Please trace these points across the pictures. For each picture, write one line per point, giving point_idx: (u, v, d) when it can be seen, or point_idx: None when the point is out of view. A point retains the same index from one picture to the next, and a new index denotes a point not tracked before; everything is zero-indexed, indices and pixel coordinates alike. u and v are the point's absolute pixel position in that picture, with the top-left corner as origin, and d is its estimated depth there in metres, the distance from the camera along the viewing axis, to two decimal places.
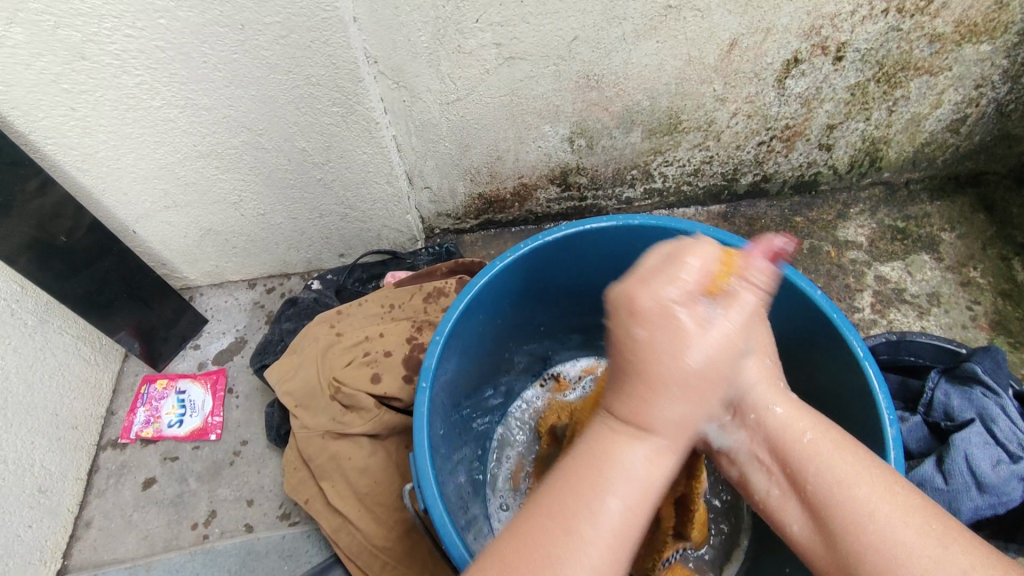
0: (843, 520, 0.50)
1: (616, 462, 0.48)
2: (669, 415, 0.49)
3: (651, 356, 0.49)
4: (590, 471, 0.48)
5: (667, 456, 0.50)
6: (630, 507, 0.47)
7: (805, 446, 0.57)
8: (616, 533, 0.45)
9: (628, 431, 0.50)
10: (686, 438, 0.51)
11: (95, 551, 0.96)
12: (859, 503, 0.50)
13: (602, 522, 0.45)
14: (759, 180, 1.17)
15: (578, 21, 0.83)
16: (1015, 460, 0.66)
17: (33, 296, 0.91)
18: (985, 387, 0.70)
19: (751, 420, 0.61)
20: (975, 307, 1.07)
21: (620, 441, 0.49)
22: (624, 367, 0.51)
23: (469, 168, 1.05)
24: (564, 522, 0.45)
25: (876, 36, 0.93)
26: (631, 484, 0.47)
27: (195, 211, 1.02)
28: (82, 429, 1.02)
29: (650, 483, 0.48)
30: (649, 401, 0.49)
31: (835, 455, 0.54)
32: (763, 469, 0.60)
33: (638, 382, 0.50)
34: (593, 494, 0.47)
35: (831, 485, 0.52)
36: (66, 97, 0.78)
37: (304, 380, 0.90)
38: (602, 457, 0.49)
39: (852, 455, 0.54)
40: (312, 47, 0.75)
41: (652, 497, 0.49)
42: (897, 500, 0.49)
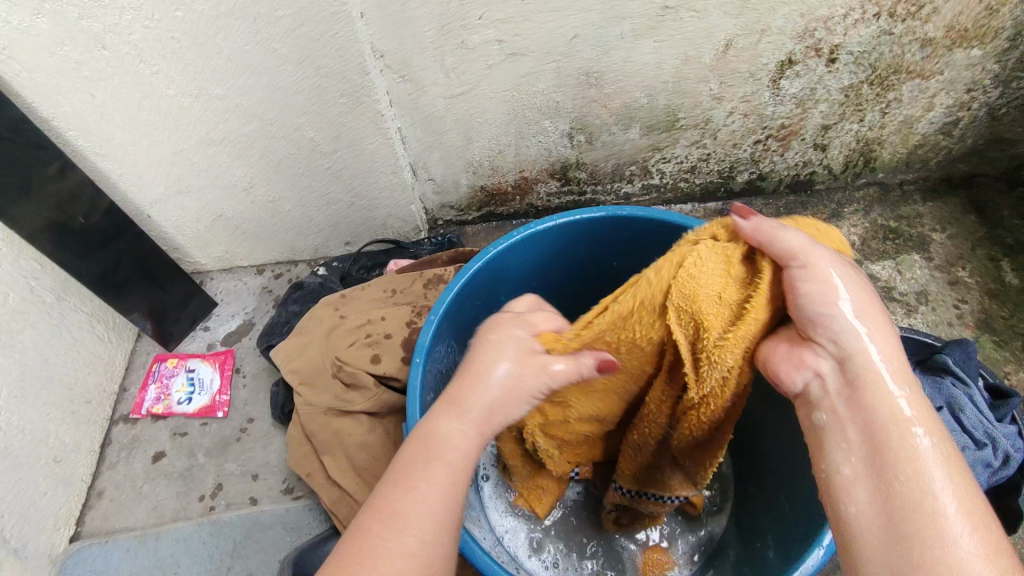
0: (914, 519, 0.41)
1: (438, 453, 0.52)
2: (489, 397, 0.54)
3: (484, 354, 0.57)
4: (409, 466, 0.51)
5: (478, 434, 0.53)
6: (438, 505, 0.49)
7: (891, 416, 0.46)
8: (431, 525, 0.48)
9: (448, 406, 0.54)
10: (490, 429, 0.54)
11: (106, 519, 1.00)
12: (941, 510, 0.41)
13: (413, 514, 0.48)
14: (755, 178, 1.20)
15: (578, 20, 0.86)
16: (980, 447, 0.71)
17: (52, 274, 0.96)
18: (956, 378, 0.75)
19: (847, 390, 0.48)
20: (961, 306, 1.10)
21: (436, 424, 0.53)
22: (460, 378, 0.56)
23: (471, 161, 1.09)
24: (382, 515, 0.48)
25: (868, 40, 0.96)
26: (449, 468, 0.51)
27: (206, 197, 1.06)
28: (96, 403, 1.07)
29: (467, 459, 0.52)
30: (458, 392, 0.55)
31: (945, 480, 0.43)
32: (840, 441, 0.47)
33: (467, 374, 0.56)
34: (401, 490, 0.49)
35: (910, 488, 0.42)
36: (88, 85, 0.82)
37: (309, 359, 0.94)
38: (423, 442, 0.53)
39: (955, 475, 0.43)
40: (323, 41, 0.79)
41: (468, 473, 0.52)
42: (978, 520, 0.41)
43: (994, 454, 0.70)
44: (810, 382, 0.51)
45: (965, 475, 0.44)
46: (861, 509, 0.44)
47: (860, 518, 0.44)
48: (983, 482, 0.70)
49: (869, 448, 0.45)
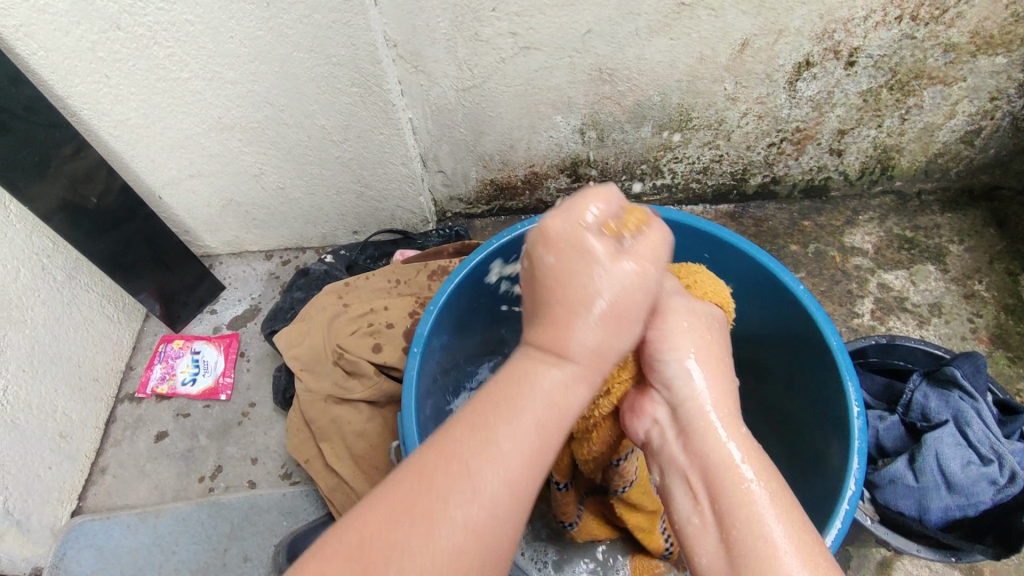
0: (757, 547, 0.47)
1: (529, 389, 0.46)
2: (586, 338, 0.47)
3: (565, 285, 0.48)
4: (496, 406, 0.45)
5: (585, 383, 0.48)
6: (523, 463, 0.44)
7: (726, 463, 0.52)
8: (508, 487, 0.43)
9: (545, 357, 0.48)
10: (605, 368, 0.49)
11: (108, 496, 1.02)
12: (776, 548, 0.46)
13: (489, 467, 0.43)
14: (769, 182, 1.18)
15: (592, 15, 0.85)
16: (986, 463, 0.69)
17: (64, 252, 0.97)
18: (964, 391, 0.73)
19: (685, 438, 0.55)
20: (976, 320, 1.07)
21: (537, 374, 0.47)
22: (541, 300, 0.49)
23: (482, 154, 1.09)
24: (455, 466, 0.43)
25: (889, 43, 0.94)
26: (543, 409, 0.46)
27: (217, 181, 1.06)
28: (102, 381, 1.08)
29: (565, 404, 0.46)
30: (557, 337, 0.48)
31: (776, 518, 0.48)
32: (683, 481, 0.54)
33: (557, 313, 0.48)
34: (481, 440, 0.44)
35: (743, 520, 0.48)
36: (103, 65, 0.83)
37: (311, 346, 0.94)
38: (515, 378, 0.47)
39: (799, 535, 0.47)
40: (335, 28, 0.79)
41: (562, 426, 0.47)
42: (797, 538, 0.47)
43: (1000, 470, 0.68)
44: (653, 429, 0.59)
45: (808, 533, 0.48)
46: (710, 548, 0.49)
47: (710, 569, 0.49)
48: (992, 501, 0.68)
49: (706, 482, 0.52)
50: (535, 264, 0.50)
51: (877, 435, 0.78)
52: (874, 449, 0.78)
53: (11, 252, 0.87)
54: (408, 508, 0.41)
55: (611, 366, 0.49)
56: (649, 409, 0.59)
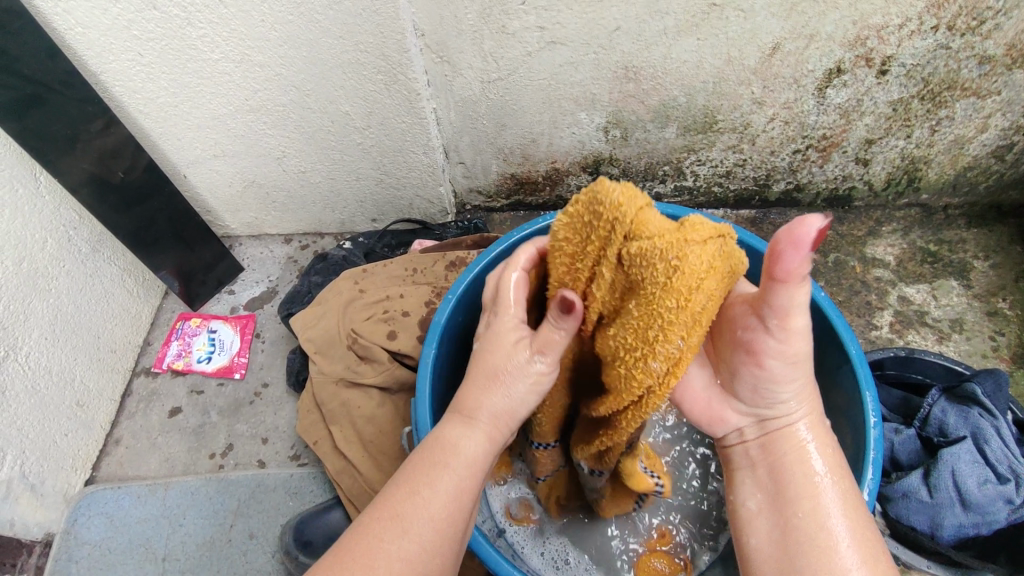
0: (807, 525, 0.51)
1: (456, 454, 0.53)
2: (476, 428, 0.54)
3: (482, 370, 0.56)
4: (421, 467, 0.52)
5: (490, 439, 0.55)
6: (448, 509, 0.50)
7: (804, 471, 0.55)
8: (444, 519, 0.50)
9: (462, 419, 0.55)
10: (501, 431, 0.55)
11: (120, 467, 1.04)
12: (836, 540, 0.50)
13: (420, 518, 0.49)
14: (791, 189, 1.17)
15: (621, 11, 0.85)
16: (1003, 482, 0.68)
17: (88, 225, 0.99)
18: (983, 409, 0.73)
19: (765, 444, 0.57)
20: (997, 338, 1.05)
21: (448, 429, 0.55)
22: (471, 379, 0.57)
23: (503, 148, 1.09)
24: (391, 511, 0.49)
25: (922, 53, 0.92)
26: (467, 467, 0.53)
27: (241, 162, 1.08)
28: (120, 354, 1.10)
29: (477, 462, 0.53)
30: (478, 401, 0.55)
31: (837, 515, 0.51)
32: (752, 478, 0.58)
33: (477, 382, 0.56)
34: (425, 482, 0.51)
35: (807, 522, 0.51)
36: (135, 43, 0.84)
37: (326, 329, 0.95)
38: (436, 452, 0.53)
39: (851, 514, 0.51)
40: (363, 16, 0.80)
41: (478, 478, 0.54)
42: (860, 539, 0.50)
43: (1017, 490, 0.67)
44: (733, 434, 0.60)
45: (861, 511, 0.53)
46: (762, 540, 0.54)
47: (760, 549, 0.54)
48: (1007, 521, 0.67)
49: (776, 488, 0.55)
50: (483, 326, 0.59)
51: (891, 448, 0.77)
52: (888, 463, 0.77)
53: (38, 221, 0.89)
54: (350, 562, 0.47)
55: (496, 447, 0.55)
56: (727, 417, 0.60)
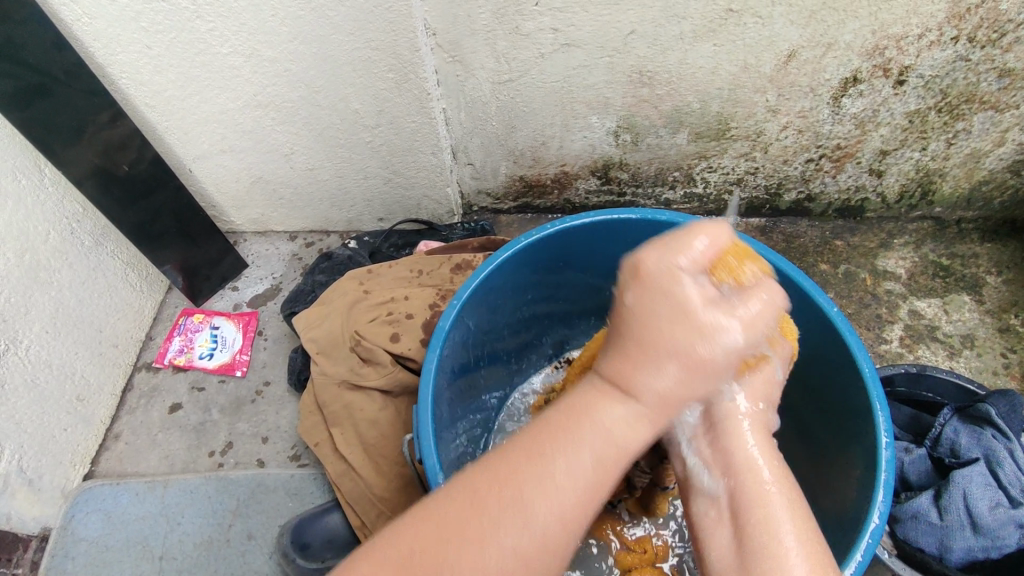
0: (761, 538, 0.44)
1: (594, 425, 0.44)
2: (661, 383, 0.44)
3: (663, 329, 0.44)
4: (542, 450, 0.43)
5: (649, 426, 0.45)
6: (571, 510, 0.42)
7: (752, 467, 0.48)
8: (546, 538, 0.41)
9: (611, 392, 0.45)
10: (665, 418, 0.45)
11: (119, 462, 1.03)
12: (778, 534, 0.44)
13: (517, 527, 0.41)
14: (803, 198, 1.15)
15: (637, 15, 0.83)
16: (1015, 506, 0.67)
17: (92, 218, 0.98)
18: (997, 430, 0.71)
19: (713, 435, 0.50)
20: (1009, 355, 1.04)
21: (602, 403, 0.45)
22: (634, 333, 0.45)
23: (513, 150, 1.07)
24: (512, 489, 0.41)
25: (942, 64, 0.91)
26: (599, 452, 0.43)
27: (248, 158, 1.07)
28: (122, 349, 1.09)
29: (615, 457, 0.43)
30: (620, 374, 0.45)
31: (789, 521, 0.45)
32: (702, 476, 0.50)
33: (631, 350, 0.45)
34: (564, 449, 0.43)
35: (759, 529, 0.45)
36: (144, 36, 0.83)
37: (328, 330, 0.94)
38: (573, 414, 0.45)
39: (796, 508, 0.45)
40: (375, 13, 0.78)
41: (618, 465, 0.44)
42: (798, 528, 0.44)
43: None
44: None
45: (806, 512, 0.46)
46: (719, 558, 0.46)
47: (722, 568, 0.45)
48: (1018, 546, 0.66)
49: (729, 489, 0.48)
50: (634, 288, 0.46)
51: (901, 467, 0.76)
52: (898, 483, 0.76)
53: (41, 213, 0.89)
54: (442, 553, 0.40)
55: (648, 438, 0.45)
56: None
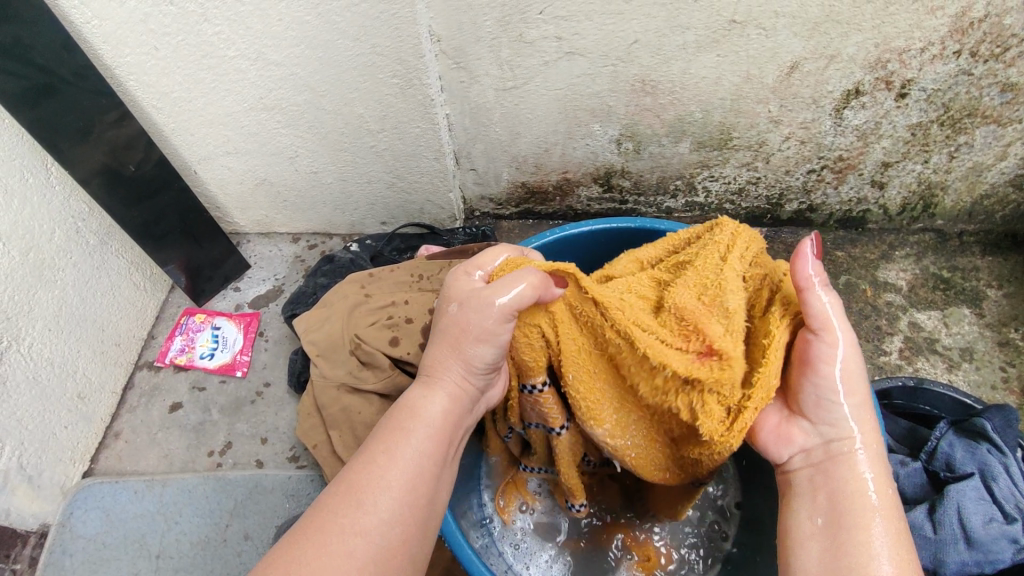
0: (852, 555, 0.49)
1: (418, 417, 0.55)
2: (485, 356, 0.58)
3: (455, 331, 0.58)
4: (389, 432, 0.53)
5: (452, 400, 0.57)
6: (405, 489, 0.51)
7: (861, 494, 0.53)
8: (407, 483, 0.51)
9: (424, 381, 0.59)
10: (463, 390, 0.58)
11: (119, 461, 1.03)
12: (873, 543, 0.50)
13: (397, 472, 0.51)
14: (804, 209, 1.15)
15: (641, 25, 0.84)
16: (1010, 521, 0.67)
17: (97, 218, 0.99)
18: (992, 445, 0.71)
19: (826, 466, 0.55)
20: (1008, 369, 1.04)
21: (412, 395, 0.58)
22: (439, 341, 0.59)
23: (515, 156, 1.08)
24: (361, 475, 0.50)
25: (945, 77, 0.91)
26: (429, 429, 0.55)
27: (253, 161, 1.07)
28: (124, 347, 1.10)
29: (444, 422, 0.56)
30: (435, 362, 0.59)
31: (889, 544, 0.49)
32: (810, 496, 0.55)
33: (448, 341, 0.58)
34: (386, 445, 0.52)
35: (854, 546, 0.50)
36: (152, 38, 0.84)
37: (329, 332, 0.95)
38: (402, 414, 0.55)
39: (895, 531, 0.50)
40: (381, 19, 0.79)
41: (444, 444, 0.55)
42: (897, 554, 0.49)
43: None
44: (798, 456, 0.58)
45: (908, 539, 0.51)
46: (814, 566, 0.51)
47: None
48: (1012, 561, 0.65)
49: (834, 509, 0.53)
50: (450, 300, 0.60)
51: (896, 480, 0.76)
52: (893, 496, 0.76)
53: (47, 213, 0.90)
54: (337, 505, 0.49)
55: (461, 408, 0.58)
56: (793, 437, 0.59)
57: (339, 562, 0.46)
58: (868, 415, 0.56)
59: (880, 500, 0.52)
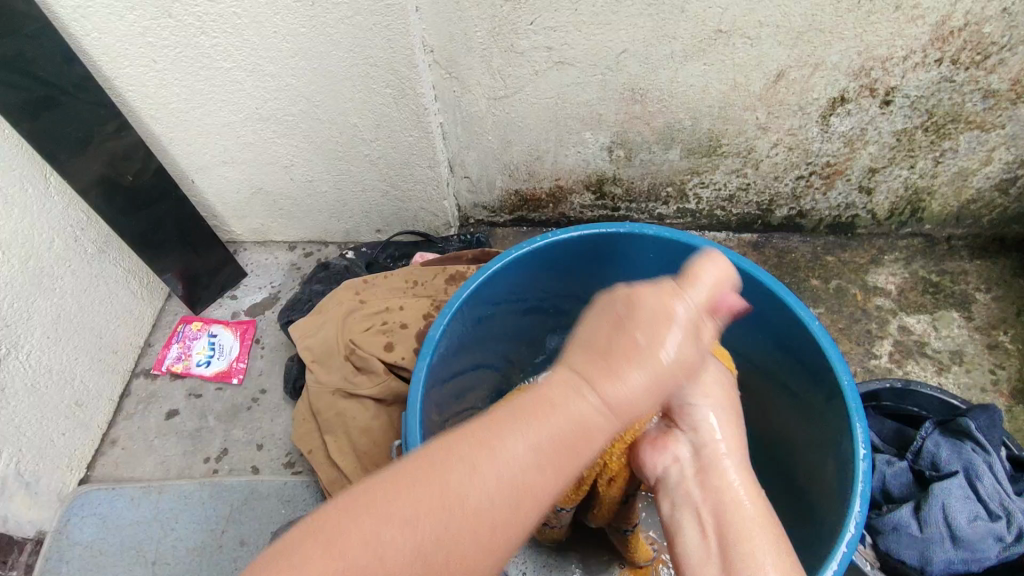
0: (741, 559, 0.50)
1: (557, 414, 0.42)
2: (636, 380, 0.44)
3: (622, 342, 0.45)
4: (513, 422, 0.42)
5: (613, 422, 0.43)
6: (544, 460, 0.41)
7: (738, 500, 0.55)
8: (517, 492, 0.40)
9: (580, 379, 0.44)
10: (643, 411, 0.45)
11: (115, 468, 1.04)
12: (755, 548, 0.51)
13: (489, 485, 0.40)
14: (794, 215, 1.17)
15: (628, 35, 0.86)
16: (994, 519, 0.68)
17: (96, 227, 1.01)
18: (976, 444, 0.73)
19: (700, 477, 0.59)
20: (998, 372, 1.05)
21: (570, 375, 0.44)
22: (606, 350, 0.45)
23: (509, 164, 1.09)
24: (453, 472, 0.40)
25: (928, 85, 0.93)
26: (562, 443, 0.41)
27: (249, 169, 1.09)
28: (121, 355, 1.11)
29: (593, 441, 0.43)
30: (610, 368, 0.44)
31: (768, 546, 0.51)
32: (693, 514, 0.57)
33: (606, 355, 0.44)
34: (508, 437, 0.41)
35: (743, 551, 0.51)
36: (149, 50, 0.86)
37: (324, 338, 0.96)
38: (542, 403, 0.43)
39: (773, 535, 0.52)
40: (374, 30, 0.81)
41: (577, 464, 0.42)
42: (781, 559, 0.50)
43: (1007, 528, 0.67)
44: (673, 466, 0.62)
45: (785, 539, 0.52)
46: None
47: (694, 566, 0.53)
48: (997, 559, 0.67)
49: (718, 526, 0.54)
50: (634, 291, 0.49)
51: (883, 480, 0.76)
52: (879, 495, 0.76)
53: (46, 221, 0.91)
54: (446, 469, 0.40)
55: (610, 433, 0.43)
56: (670, 448, 0.63)
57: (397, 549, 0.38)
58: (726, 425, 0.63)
59: (754, 505, 0.55)
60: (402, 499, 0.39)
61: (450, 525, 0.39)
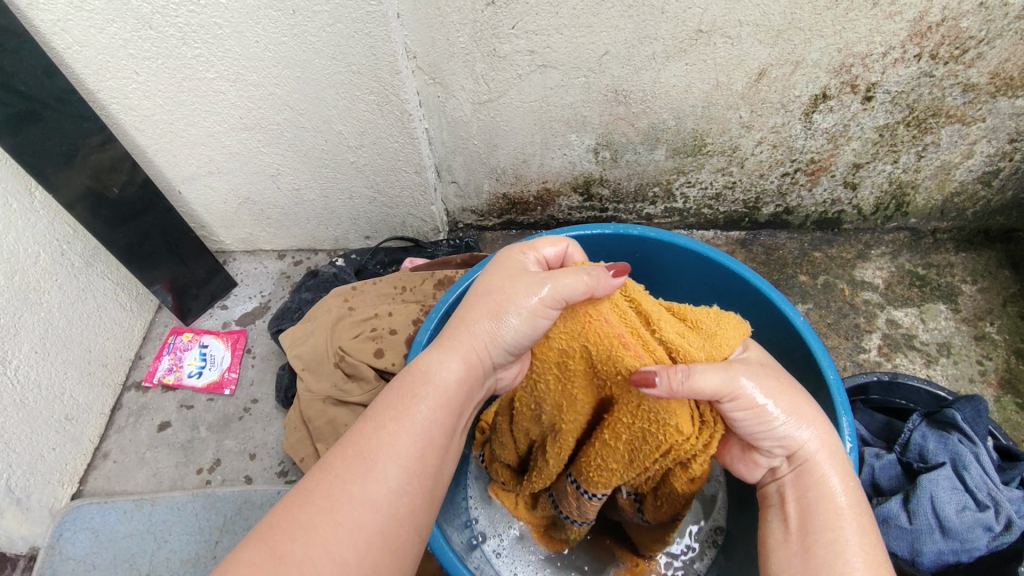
0: (829, 556, 0.48)
1: (428, 379, 0.53)
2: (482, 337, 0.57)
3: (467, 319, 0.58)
4: (396, 398, 0.51)
5: (467, 369, 0.55)
6: (434, 414, 0.51)
7: (829, 498, 0.52)
8: (416, 451, 0.49)
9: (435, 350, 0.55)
10: (478, 361, 0.56)
11: (108, 481, 1.04)
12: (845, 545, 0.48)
13: (392, 449, 0.48)
14: (781, 212, 1.18)
15: (610, 37, 0.86)
16: (982, 509, 0.69)
17: (83, 240, 1.00)
18: (963, 434, 0.73)
19: (794, 477, 0.54)
20: (985, 362, 1.06)
21: (422, 361, 0.55)
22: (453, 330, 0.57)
23: (495, 167, 1.10)
24: (357, 453, 0.47)
25: (907, 80, 0.94)
26: (438, 396, 0.52)
27: (235, 179, 1.09)
28: (111, 368, 1.11)
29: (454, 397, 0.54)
30: (459, 328, 0.57)
31: (857, 542, 0.48)
32: (782, 509, 0.54)
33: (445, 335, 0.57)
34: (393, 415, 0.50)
35: (828, 548, 0.48)
36: (132, 62, 0.86)
37: (314, 346, 0.96)
38: (412, 375, 0.53)
39: (863, 533, 0.49)
40: (356, 38, 0.81)
41: (452, 405, 0.53)
42: (871, 557, 0.47)
43: (996, 517, 0.68)
44: (768, 474, 0.57)
45: (878, 535, 0.49)
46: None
47: (777, 551, 0.52)
48: (987, 548, 0.67)
49: (804, 521, 0.51)
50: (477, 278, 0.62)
51: (873, 473, 0.77)
52: (870, 488, 0.77)
53: (32, 236, 0.90)
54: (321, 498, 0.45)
55: (471, 377, 0.56)
56: (757, 460, 0.57)
57: (337, 539, 0.43)
58: (816, 416, 0.55)
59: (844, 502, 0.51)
60: (337, 484, 0.45)
61: (376, 501, 0.46)
